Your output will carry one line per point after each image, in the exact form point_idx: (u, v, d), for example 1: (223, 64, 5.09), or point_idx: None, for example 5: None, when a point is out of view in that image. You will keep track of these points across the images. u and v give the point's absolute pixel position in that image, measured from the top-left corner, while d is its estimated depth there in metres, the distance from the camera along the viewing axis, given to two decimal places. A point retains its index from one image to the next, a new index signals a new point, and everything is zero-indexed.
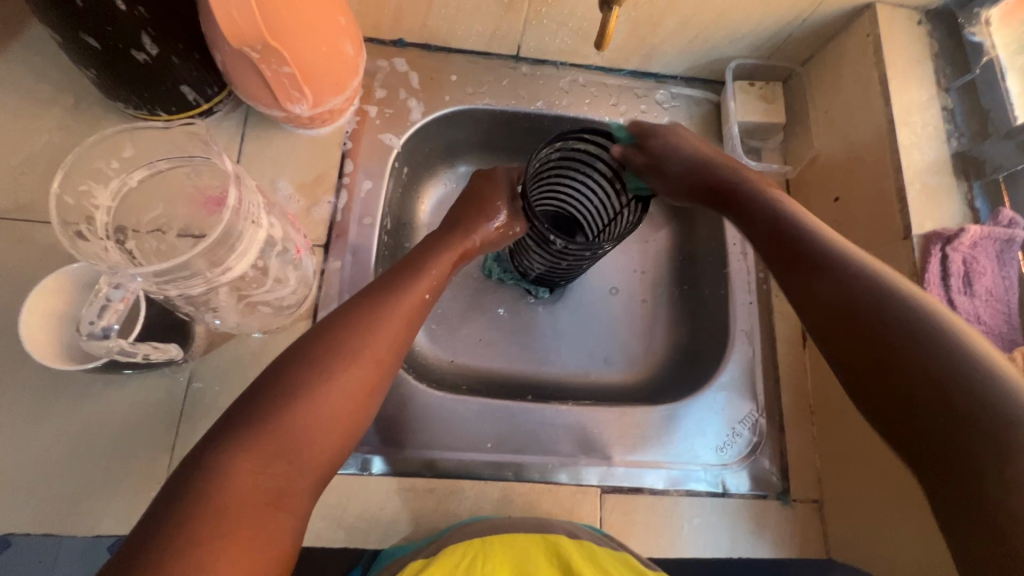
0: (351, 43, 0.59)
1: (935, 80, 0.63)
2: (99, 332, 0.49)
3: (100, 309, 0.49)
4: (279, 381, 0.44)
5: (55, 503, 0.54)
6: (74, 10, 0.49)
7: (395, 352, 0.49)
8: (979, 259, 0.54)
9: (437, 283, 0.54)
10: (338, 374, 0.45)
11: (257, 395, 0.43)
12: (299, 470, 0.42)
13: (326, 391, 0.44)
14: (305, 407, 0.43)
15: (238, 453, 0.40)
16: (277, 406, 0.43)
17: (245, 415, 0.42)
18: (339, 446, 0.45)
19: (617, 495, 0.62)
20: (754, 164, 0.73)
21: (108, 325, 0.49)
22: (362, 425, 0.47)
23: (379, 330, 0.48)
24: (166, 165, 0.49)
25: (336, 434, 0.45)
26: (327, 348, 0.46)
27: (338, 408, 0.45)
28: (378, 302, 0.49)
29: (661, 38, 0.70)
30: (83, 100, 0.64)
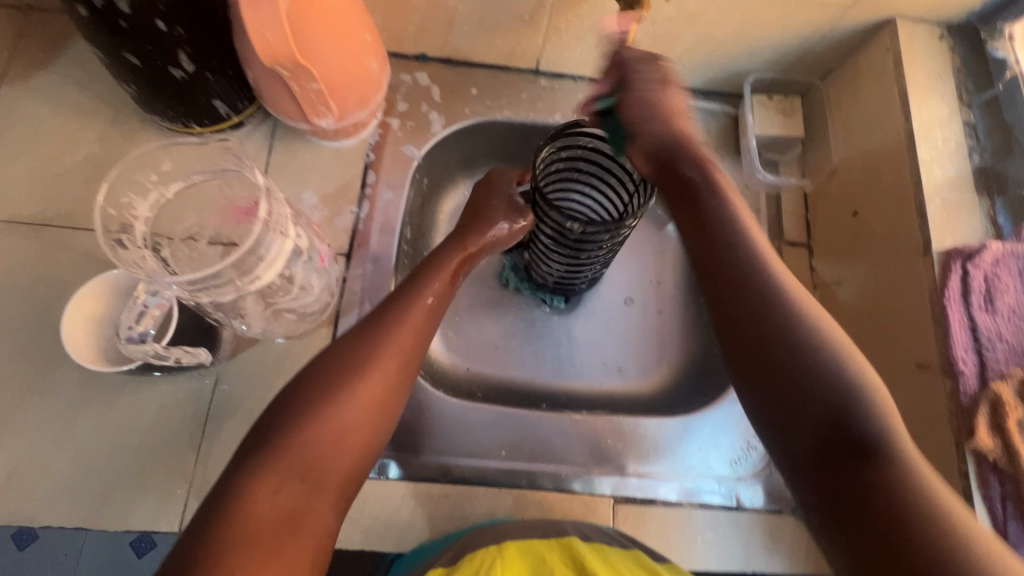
0: (376, 59, 0.61)
1: (958, 94, 0.62)
2: (137, 336, 0.53)
3: (138, 315, 0.54)
4: (305, 390, 0.46)
5: (88, 498, 0.56)
6: (118, 31, 0.52)
7: (408, 362, 0.50)
8: (1001, 277, 0.53)
9: (441, 292, 0.56)
10: (354, 388, 0.46)
11: (282, 411, 0.45)
12: (319, 477, 0.44)
13: (344, 399, 0.46)
14: (323, 416, 0.45)
15: (267, 461, 0.42)
16: (304, 415, 0.45)
17: (272, 425, 0.44)
18: (361, 453, 0.46)
19: (630, 505, 0.62)
20: (771, 177, 0.73)
21: (145, 331, 0.53)
22: (385, 431, 0.49)
23: (396, 336, 0.50)
24: (201, 178, 0.52)
25: (357, 440, 0.46)
26: (346, 358, 0.48)
27: (354, 423, 0.46)
28: (397, 310, 0.52)
29: (679, 53, 0.71)
30: (123, 112, 0.67)
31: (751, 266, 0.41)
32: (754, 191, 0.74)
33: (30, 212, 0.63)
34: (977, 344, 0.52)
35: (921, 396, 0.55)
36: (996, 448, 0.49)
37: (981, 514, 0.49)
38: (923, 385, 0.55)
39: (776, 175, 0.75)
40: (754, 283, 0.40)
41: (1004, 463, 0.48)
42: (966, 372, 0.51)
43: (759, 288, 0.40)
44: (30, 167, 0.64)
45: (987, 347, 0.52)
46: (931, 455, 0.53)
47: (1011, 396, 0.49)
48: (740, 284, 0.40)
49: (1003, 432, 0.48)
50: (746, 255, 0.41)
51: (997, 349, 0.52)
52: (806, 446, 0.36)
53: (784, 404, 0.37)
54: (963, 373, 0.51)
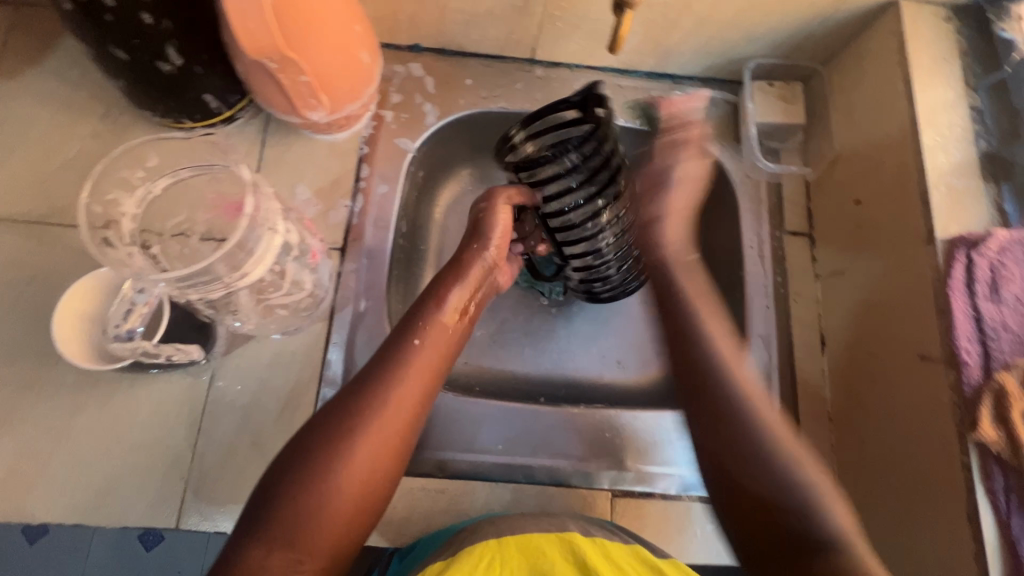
0: (367, 50, 0.60)
1: (964, 78, 0.60)
2: (124, 334, 0.54)
3: (126, 312, 0.55)
4: (298, 463, 0.45)
5: (86, 494, 0.56)
6: (103, 24, 0.51)
7: (412, 416, 0.50)
8: (1007, 264, 0.52)
9: (443, 343, 0.55)
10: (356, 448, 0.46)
11: (287, 461, 0.46)
12: (310, 549, 0.43)
13: (337, 481, 0.45)
14: (316, 500, 0.44)
15: (258, 539, 0.42)
16: (296, 494, 0.44)
17: (266, 501, 0.44)
18: (352, 529, 0.46)
19: (629, 499, 0.62)
20: (771, 166, 0.72)
21: (132, 327, 0.54)
22: (381, 504, 0.48)
23: (389, 406, 0.48)
24: (188, 173, 0.51)
25: (348, 517, 0.45)
26: (339, 428, 0.46)
27: (356, 486, 0.45)
28: (393, 375, 0.50)
29: (678, 39, 0.69)
30: (114, 108, 0.66)
31: (713, 370, 0.50)
32: (755, 182, 0.73)
33: (22, 209, 0.63)
34: (981, 334, 0.51)
35: (924, 387, 0.54)
36: (999, 440, 0.47)
37: (983, 506, 0.48)
38: (926, 376, 0.54)
39: (776, 164, 0.74)
40: (717, 383, 0.49)
41: (1008, 456, 0.47)
42: (969, 362, 0.50)
43: (721, 390, 0.49)
44: (23, 164, 0.64)
45: (992, 338, 0.50)
46: (934, 446, 0.52)
47: (1017, 387, 0.47)
48: (708, 386, 0.50)
49: (1007, 424, 0.47)
50: (706, 354, 0.51)
51: (1002, 340, 0.50)
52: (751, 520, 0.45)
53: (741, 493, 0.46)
54: (966, 364, 0.50)
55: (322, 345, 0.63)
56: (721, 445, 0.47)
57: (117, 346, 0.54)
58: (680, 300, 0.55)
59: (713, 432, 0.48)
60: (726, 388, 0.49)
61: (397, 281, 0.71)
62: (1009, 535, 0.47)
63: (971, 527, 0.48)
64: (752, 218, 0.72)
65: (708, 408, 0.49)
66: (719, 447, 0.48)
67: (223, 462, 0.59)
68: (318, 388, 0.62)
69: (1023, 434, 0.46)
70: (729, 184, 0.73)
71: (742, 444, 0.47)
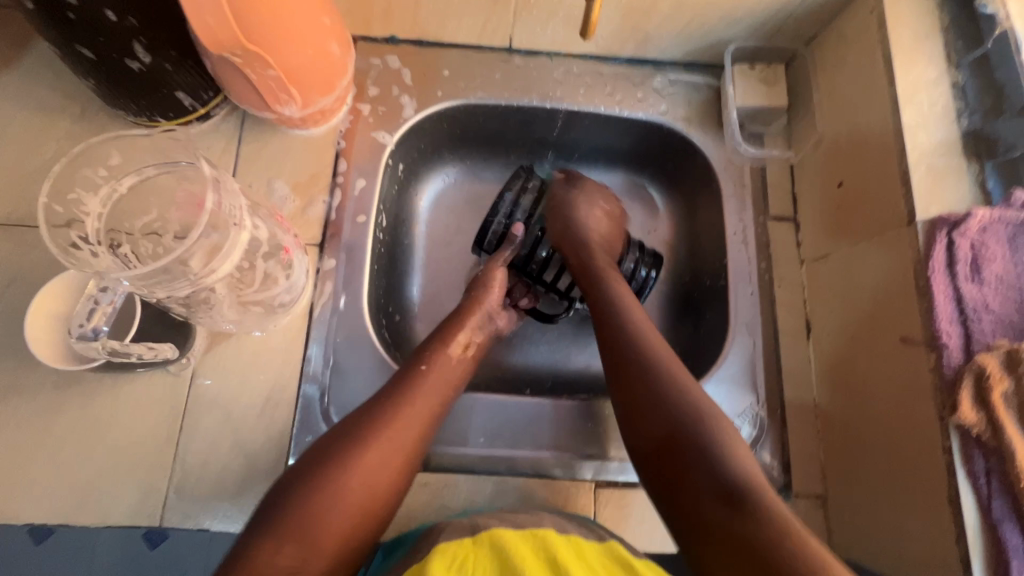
0: (337, 42, 0.60)
1: (946, 55, 0.59)
2: (89, 334, 0.52)
3: (89, 312, 0.53)
4: (315, 467, 0.49)
5: (70, 493, 0.57)
6: (66, 23, 0.51)
7: (424, 433, 0.54)
8: (987, 245, 0.51)
9: (456, 373, 0.59)
10: (372, 454, 0.50)
11: (308, 464, 0.49)
12: (313, 549, 0.45)
13: (351, 481, 0.48)
14: (331, 500, 0.47)
15: (273, 532, 0.45)
16: (312, 493, 0.47)
17: (281, 499, 0.47)
18: (358, 533, 0.48)
19: (612, 489, 0.62)
20: (753, 151, 0.72)
21: (96, 326, 0.52)
22: (387, 513, 0.51)
23: (402, 420, 0.53)
24: (153, 172, 0.50)
25: (356, 516, 0.48)
26: (355, 434, 0.51)
27: (368, 487, 0.49)
28: (405, 392, 0.55)
29: (655, 23, 0.68)
30: (89, 108, 0.66)
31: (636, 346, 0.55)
32: (738, 167, 0.73)
33: (0, 211, 0.63)
34: (962, 315, 0.50)
35: (906, 370, 0.53)
36: (979, 422, 0.46)
37: (964, 490, 0.47)
38: (908, 360, 0.53)
39: (759, 149, 0.73)
40: (637, 357, 0.54)
41: (988, 438, 0.46)
42: (949, 345, 0.49)
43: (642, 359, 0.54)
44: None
45: (973, 319, 0.49)
46: (916, 430, 0.51)
47: (998, 368, 0.46)
48: (631, 359, 0.55)
49: (988, 406, 0.46)
50: (628, 342, 0.56)
51: (983, 320, 0.49)
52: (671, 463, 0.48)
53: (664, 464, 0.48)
54: (947, 347, 0.49)
55: (303, 341, 0.63)
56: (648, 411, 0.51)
57: (87, 347, 0.52)
58: (603, 285, 0.62)
59: (634, 403, 0.52)
60: (641, 355, 0.54)
61: (380, 275, 0.71)
62: (990, 518, 0.46)
63: (953, 511, 0.47)
64: (736, 204, 0.72)
65: (629, 379, 0.54)
66: (643, 409, 0.52)
67: (205, 459, 0.59)
68: (299, 385, 0.62)
69: (1004, 418, 0.45)
70: (712, 170, 0.74)
71: (660, 404, 0.51)
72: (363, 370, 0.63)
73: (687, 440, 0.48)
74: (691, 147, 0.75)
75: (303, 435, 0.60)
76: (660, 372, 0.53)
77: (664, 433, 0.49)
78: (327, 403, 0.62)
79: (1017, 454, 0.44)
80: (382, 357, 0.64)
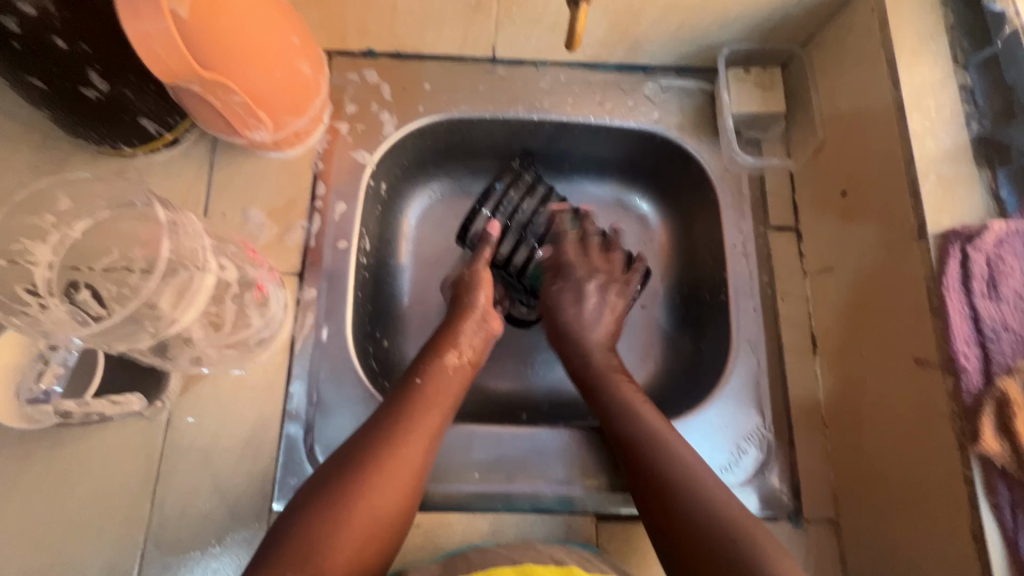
0: (307, 61, 0.57)
1: (952, 55, 0.55)
2: (41, 395, 0.51)
3: (38, 374, 0.51)
4: (320, 489, 0.47)
5: (38, 552, 0.53)
6: (12, 51, 0.47)
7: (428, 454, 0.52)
8: (1005, 259, 0.47)
9: (457, 389, 0.57)
10: (374, 480, 0.48)
11: (310, 492, 0.47)
12: None
13: (352, 509, 0.46)
14: (333, 531, 0.45)
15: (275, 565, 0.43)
16: (313, 525, 0.45)
17: (284, 526, 0.45)
18: (362, 562, 0.45)
19: (615, 523, 0.59)
20: (750, 159, 0.69)
21: (49, 386, 0.51)
22: (393, 539, 0.48)
23: (405, 437, 0.50)
24: (108, 213, 0.47)
25: (358, 546, 0.45)
26: (357, 457, 0.49)
27: (375, 514, 0.47)
28: (402, 404, 0.53)
29: (645, 28, 0.65)
30: (50, 137, 0.62)
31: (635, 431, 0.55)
32: (735, 176, 0.70)
33: None
34: (979, 336, 0.47)
35: (921, 392, 0.50)
36: (1003, 452, 0.43)
37: (989, 524, 0.44)
38: (924, 382, 0.50)
39: (756, 157, 0.70)
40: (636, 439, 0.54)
41: (1014, 470, 0.43)
42: (968, 368, 0.46)
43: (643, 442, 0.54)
44: None
45: (991, 340, 0.46)
46: (936, 458, 0.48)
47: (1020, 394, 0.43)
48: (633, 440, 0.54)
49: (1011, 435, 0.43)
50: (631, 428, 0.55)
51: (1002, 341, 0.46)
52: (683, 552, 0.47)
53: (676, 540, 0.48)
54: (965, 370, 0.46)
55: (284, 378, 0.60)
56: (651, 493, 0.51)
57: (39, 409, 0.50)
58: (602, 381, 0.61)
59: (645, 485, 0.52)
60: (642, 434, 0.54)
61: (364, 303, 0.67)
62: (1016, 553, 0.43)
63: (977, 546, 0.45)
64: (734, 215, 0.69)
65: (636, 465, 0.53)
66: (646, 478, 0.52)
67: (183, 508, 0.56)
68: (281, 424, 0.59)
69: None
70: (708, 180, 0.71)
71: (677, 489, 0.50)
72: (348, 406, 0.60)
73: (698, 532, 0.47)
74: (685, 156, 0.72)
75: (287, 478, 0.57)
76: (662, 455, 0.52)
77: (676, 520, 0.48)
78: (313, 442, 0.59)
79: None
80: (367, 390, 0.60)
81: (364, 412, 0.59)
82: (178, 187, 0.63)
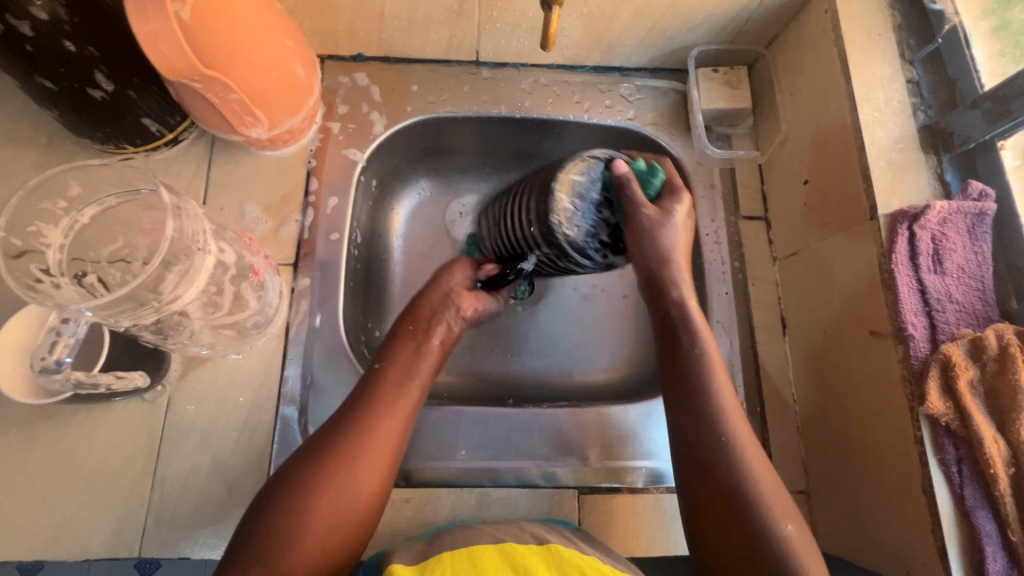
0: (301, 64, 0.60)
1: (899, 52, 0.60)
2: (52, 366, 0.50)
3: (50, 345, 0.51)
4: (292, 477, 0.48)
5: (43, 530, 0.56)
6: (26, 54, 0.50)
7: (399, 442, 0.52)
8: (948, 236, 0.52)
9: (426, 379, 0.57)
10: (346, 470, 0.48)
11: (283, 481, 0.48)
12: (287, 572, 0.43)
13: (316, 511, 0.46)
14: (302, 526, 0.45)
15: (250, 551, 0.44)
16: (276, 526, 0.45)
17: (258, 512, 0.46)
18: (334, 549, 0.46)
19: (597, 496, 0.62)
20: (720, 153, 0.73)
21: (61, 358, 0.50)
22: (360, 538, 0.48)
23: (372, 434, 0.50)
24: (114, 201, 0.51)
25: (319, 548, 0.45)
26: (322, 453, 0.49)
27: (349, 503, 0.47)
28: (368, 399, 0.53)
29: (619, 31, 0.69)
30: (56, 138, 0.65)
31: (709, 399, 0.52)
32: (707, 169, 0.74)
33: None
34: (927, 307, 0.51)
35: (876, 362, 0.54)
36: (948, 411, 0.47)
37: (938, 480, 0.47)
38: (878, 353, 0.54)
39: (726, 150, 0.74)
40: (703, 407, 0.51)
41: (957, 427, 0.47)
42: (916, 336, 0.50)
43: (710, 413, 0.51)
44: None
45: (937, 310, 0.50)
46: (890, 421, 0.52)
47: (962, 357, 0.47)
48: (698, 404, 0.52)
49: (954, 395, 0.47)
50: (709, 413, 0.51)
51: (947, 310, 0.50)
52: (709, 533, 0.48)
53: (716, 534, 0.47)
54: (913, 338, 0.50)
55: (280, 362, 0.63)
56: (699, 477, 0.49)
57: (50, 380, 0.51)
58: (685, 326, 0.56)
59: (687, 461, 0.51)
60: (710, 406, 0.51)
61: (356, 293, 0.70)
62: (963, 505, 0.46)
63: (927, 500, 0.48)
64: (707, 205, 0.73)
65: (692, 430, 0.51)
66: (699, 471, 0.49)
67: (184, 487, 0.58)
68: (277, 406, 0.62)
69: (970, 406, 0.46)
70: (682, 173, 0.75)
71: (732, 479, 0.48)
72: (340, 388, 0.63)
73: (732, 508, 0.47)
74: (661, 151, 0.76)
75: (283, 457, 0.60)
76: (727, 432, 0.50)
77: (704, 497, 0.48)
78: (307, 423, 0.62)
79: (984, 442, 0.45)
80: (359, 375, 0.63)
81: None
82: (177, 184, 0.67)
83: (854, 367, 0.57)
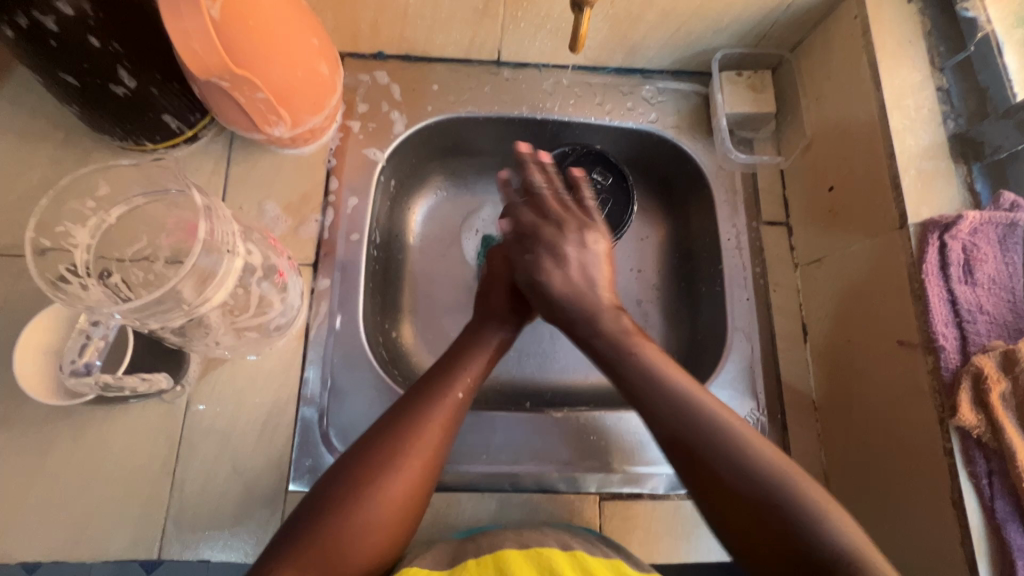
0: (326, 62, 0.60)
1: (930, 59, 0.59)
2: (82, 369, 0.53)
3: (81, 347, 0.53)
4: (389, 427, 0.51)
5: (63, 531, 0.55)
6: (50, 50, 0.49)
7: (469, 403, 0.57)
8: (979, 246, 0.51)
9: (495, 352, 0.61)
10: (436, 424, 0.52)
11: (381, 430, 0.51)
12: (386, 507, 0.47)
13: (412, 458, 0.49)
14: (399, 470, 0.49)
15: (353, 485, 0.47)
16: (378, 469, 0.48)
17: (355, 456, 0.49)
18: (421, 494, 0.50)
19: (617, 501, 0.62)
20: (743, 157, 0.72)
21: (90, 361, 0.53)
22: (425, 493, 0.51)
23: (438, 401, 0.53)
24: (142, 200, 0.51)
25: (405, 494, 0.49)
26: (416, 407, 0.53)
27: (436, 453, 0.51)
28: (463, 365, 0.57)
29: (644, 33, 0.69)
30: (72, 134, 0.64)
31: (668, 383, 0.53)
32: (728, 173, 0.73)
33: None
34: (957, 317, 0.50)
35: (904, 371, 0.54)
36: (979, 423, 0.47)
37: (968, 492, 0.47)
38: (906, 362, 0.53)
39: (749, 155, 0.74)
40: (659, 393, 0.52)
41: (989, 440, 0.46)
42: (946, 347, 0.50)
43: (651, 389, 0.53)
44: None
45: (967, 321, 0.50)
46: (917, 431, 0.52)
47: (994, 369, 0.47)
48: (640, 384, 0.54)
49: (987, 408, 0.46)
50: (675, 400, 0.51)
51: (978, 322, 0.50)
52: (737, 509, 0.45)
53: (736, 508, 0.45)
54: (944, 349, 0.50)
55: (299, 363, 0.62)
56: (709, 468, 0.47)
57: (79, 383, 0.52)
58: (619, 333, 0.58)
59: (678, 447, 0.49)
60: (647, 379, 0.53)
61: (375, 293, 0.70)
62: (993, 518, 0.46)
63: (957, 513, 0.48)
64: (728, 210, 0.72)
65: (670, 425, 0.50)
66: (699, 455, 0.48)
67: (204, 488, 0.58)
68: (297, 408, 0.61)
69: (1003, 418, 0.46)
70: (703, 177, 0.74)
71: (738, 458, 0.47)
72: (361, 390, 0.62)
73: (747, 488, 0.45)
74: (682, 155, 0.75)
75: (303, 459, 0.60)
76: (701, 411, 0.50)
77: (704, 468, 0.47)
78: (327, 425, 0.61)
79: (1017, 455, 0.44)
80: (380, 377, 0.63)
81: (378, 397, 0.62)
82: (195, 182, 0.66)
83: (882, 378, 0.56)
